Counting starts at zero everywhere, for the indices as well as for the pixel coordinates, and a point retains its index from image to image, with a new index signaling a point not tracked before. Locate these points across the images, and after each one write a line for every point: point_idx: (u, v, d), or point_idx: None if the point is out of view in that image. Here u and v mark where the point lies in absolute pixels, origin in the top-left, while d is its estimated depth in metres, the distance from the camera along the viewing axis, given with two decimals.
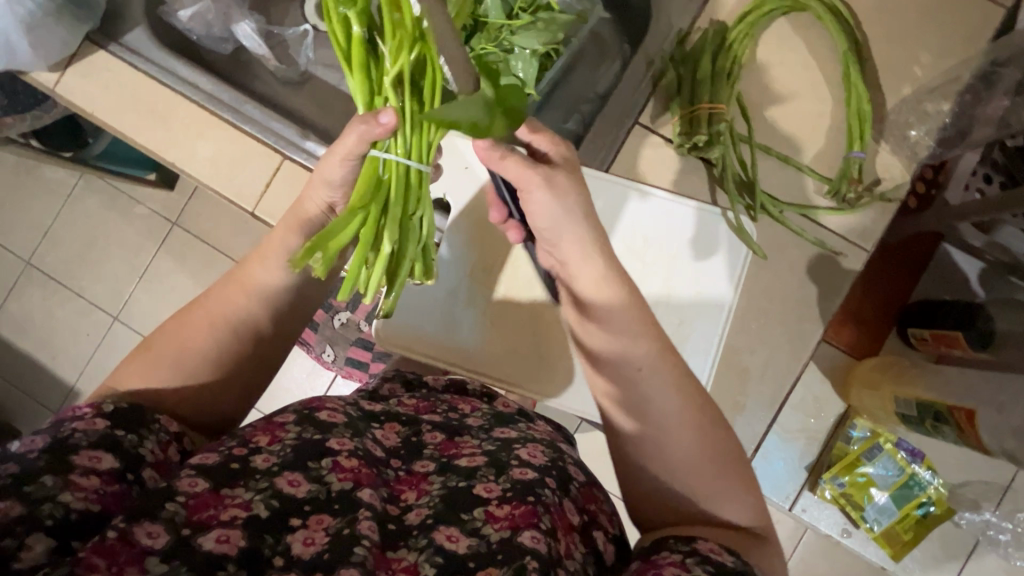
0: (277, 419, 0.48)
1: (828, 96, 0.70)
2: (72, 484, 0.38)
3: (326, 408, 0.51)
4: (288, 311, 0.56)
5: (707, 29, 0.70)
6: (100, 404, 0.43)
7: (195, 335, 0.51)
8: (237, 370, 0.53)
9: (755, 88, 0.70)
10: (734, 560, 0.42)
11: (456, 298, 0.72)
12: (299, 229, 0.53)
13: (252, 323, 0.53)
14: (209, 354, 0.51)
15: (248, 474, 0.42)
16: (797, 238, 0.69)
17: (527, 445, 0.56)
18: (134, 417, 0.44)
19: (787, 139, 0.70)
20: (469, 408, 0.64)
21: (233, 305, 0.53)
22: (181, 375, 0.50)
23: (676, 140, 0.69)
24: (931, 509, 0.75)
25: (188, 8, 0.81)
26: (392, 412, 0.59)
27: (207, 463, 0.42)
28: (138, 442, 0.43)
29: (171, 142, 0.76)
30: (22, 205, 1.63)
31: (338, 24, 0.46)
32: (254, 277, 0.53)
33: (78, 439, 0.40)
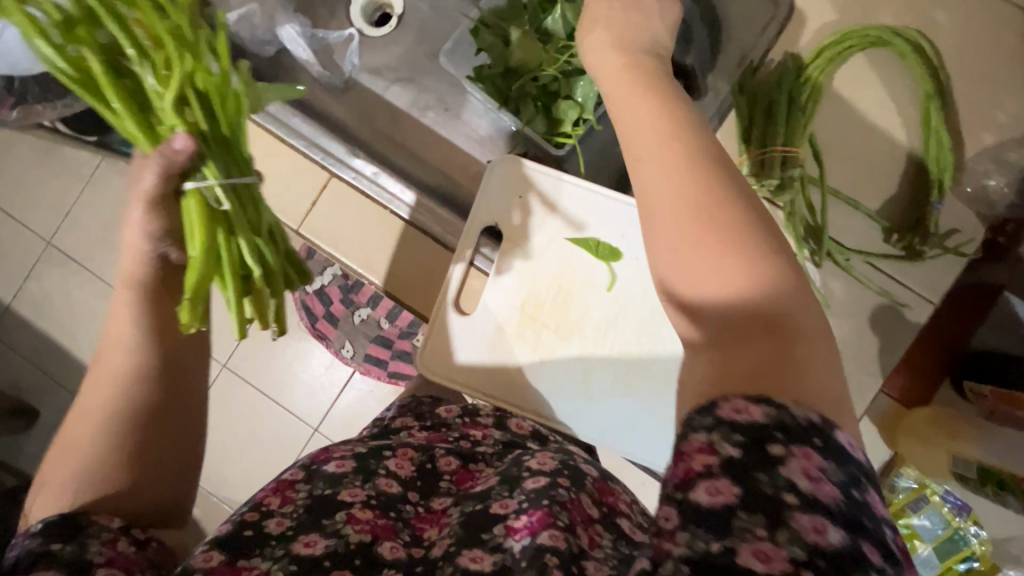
0: (286, 479, 0.51)
1: (906, 138, 0.66)
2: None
3: (334, 459, 0.55)
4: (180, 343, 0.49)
5: (782, 61, 0.67)
6: (29, 527, 0.40)
7: (84, 434, 0.45)
8: (146, 448, 0.46)
9: (827, 126, 0.67)
10: (768, 413, 0.31)
11: (501, 330, 0.71)
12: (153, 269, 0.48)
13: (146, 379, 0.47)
14: (109, 430, 0.45)
15: (265, 541, 0.45)
16: (862, 287, 0.67)
17: (537, 454, 0.58)
18: (62, 528, 0.39)
19: (858, 183, 0.67)
20: (482, 433, 0.67)
21: (105, 391, 0.46)
22: (88, 475, 0.43)
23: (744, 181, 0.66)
24: (974, 564, 0.74)
25: (234, 11, 0.79)
26: (402, 442, 0.62)
27: (222, 536, 0.45)
28: (81, 549, 0.39)
29: None
30: (43, 185, 1.61)
31: (66, 59, 0.42)
32: (108, 355, 0.47)
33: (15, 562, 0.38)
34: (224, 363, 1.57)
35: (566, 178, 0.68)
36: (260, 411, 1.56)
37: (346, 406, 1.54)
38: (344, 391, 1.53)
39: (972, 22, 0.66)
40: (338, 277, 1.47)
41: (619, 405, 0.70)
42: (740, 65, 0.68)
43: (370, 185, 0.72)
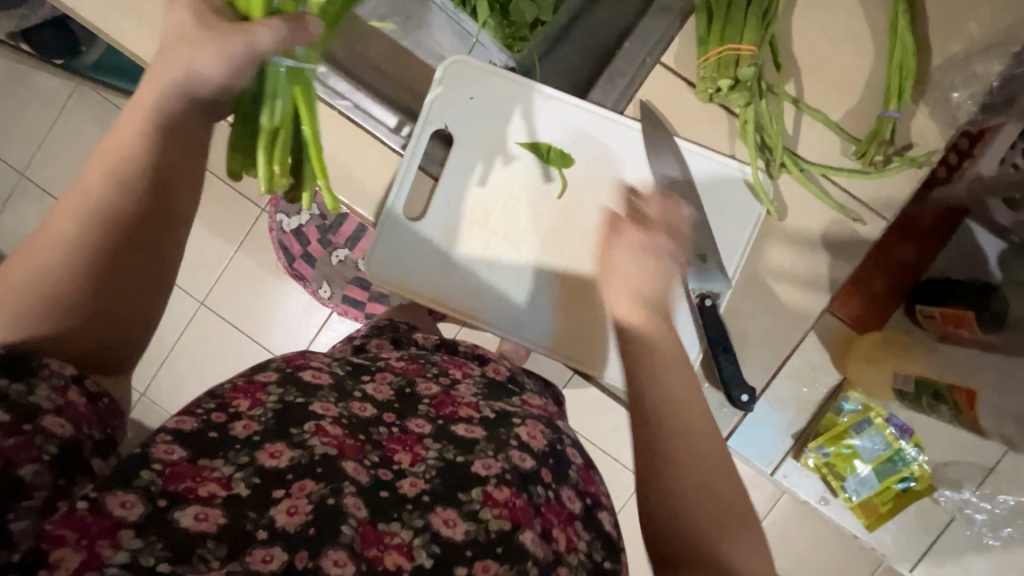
0: (258, 380, 0.51)
1: (870, 47, 0.64)
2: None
3: (310, 368, 0.54)
4: (160, 202, 0.45)
5: None
6: None
7: (53, 243, 0.42)
8: (106, 296, 0.44)
9: (792, 32, 0.65)
10: None
11: (449, 240, 0.69)
12: (149, 116, 0.44)
13: (107, 234, 0.43)
14: (72, 256, 0.42)
15: (230, 444, 0.45)
16: (817, 202, 0.66)
17: (527, 423, 0.59)
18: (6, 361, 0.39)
19: (819, 93, 0.65)
20: (460, 373, 0.63)
21: (88, 193, 0.43)
22: (29, 315, 0.41)
23: (699, 85, 0.64)
24: (911, 484, 0.78)
25: None
26: (383, 365, 0.60)
27: (186, 429, 0.45)
28: (28, 392, 0.39)
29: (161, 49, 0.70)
30: (14, 113, 1.57)
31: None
32: (122, 142, 0.44)
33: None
34: (201, 300, 1.55)
35: (555, 93, 0.66)
36: (239, 348, 1.56)
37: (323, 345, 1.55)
38: (321, 331, 1.54)
39: None
40: (315, 216, 1.46)
41: (572, 317, 0.70)
42: None
43: (353, 111, 0.65)
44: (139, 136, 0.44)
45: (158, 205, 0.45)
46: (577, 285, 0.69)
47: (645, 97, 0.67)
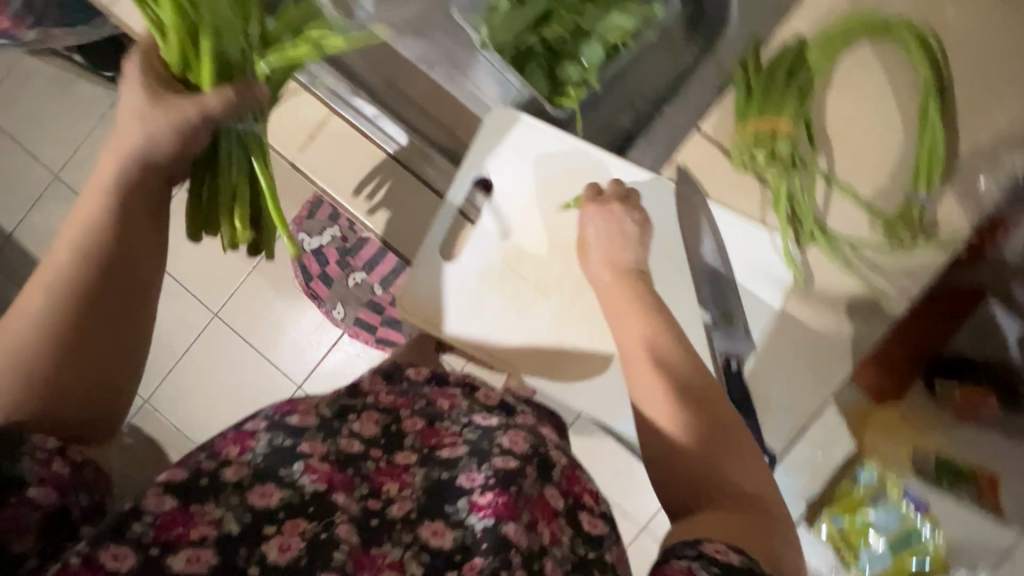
0: (246, 429, 0.52)
1: (901, 129, 0.67)
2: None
3: (297, 412, 0.55)
4: (126, 262, 0.46)
5: (787, 45, 0.68)
6: None
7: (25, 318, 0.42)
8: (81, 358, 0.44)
9: (826, 111, 0.68)
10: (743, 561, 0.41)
11: (479, 280, 0.72)
12: (112, 186, 0.46)
13: (79, 297, 0.44)
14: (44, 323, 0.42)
15: (219, 489, 0.46)
16: (843, 274, 0.68)
17: (509, 432, 0.61)
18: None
19: (850, 169, 0.67)
20: (448, 401, 0.67)
21: (54, 268, 0.44)
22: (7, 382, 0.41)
23: (735, 156, 0.67)
24: (927, 562, 0.76)
25: None
26: (370, 402, 0.63)
27: (176, 480, 0.45)
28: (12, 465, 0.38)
29: None
30: (55, 117, 1.63)
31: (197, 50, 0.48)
32: (83, 217, 0.46)
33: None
34: (215, 312, 1.56)
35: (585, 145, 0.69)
36: (247, 363, 1.57)
37: (331, 366, 1.54)
38: (330, 352, 1.53)
39: (982, 18, 0.65)
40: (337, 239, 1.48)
41: (594, 367, 0.72)
42: (746, 45, 0.69)
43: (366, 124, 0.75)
44: (98, 207, 0.46)
45: (124, 267, 0.46)
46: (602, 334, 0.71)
47: (681, 160, 0.70)
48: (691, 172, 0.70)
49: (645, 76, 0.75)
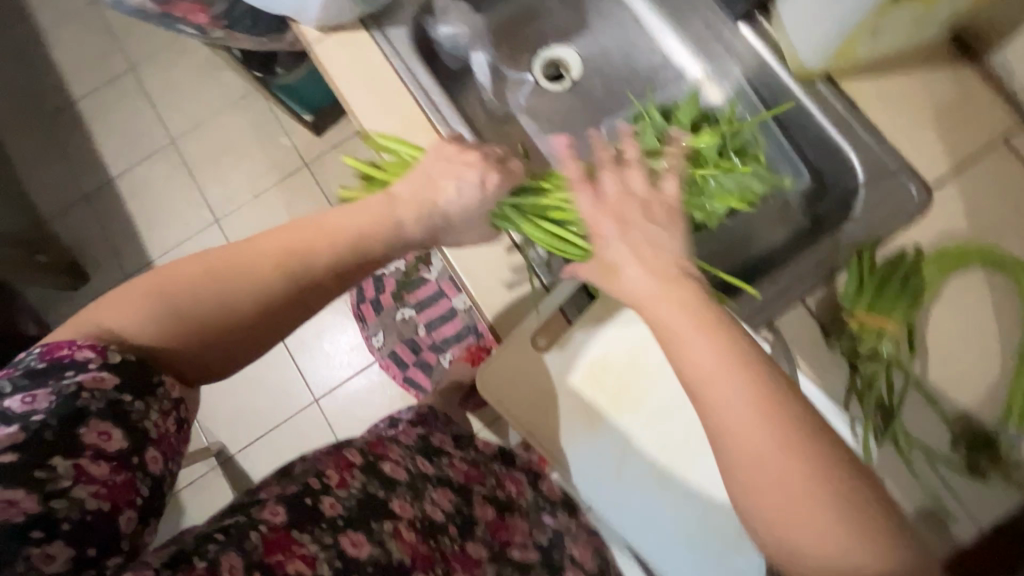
0: (345, 463, 0.59)
1: (1000, 362, 0.68)
2: (83, 474, 0.47)
3: (389, 463, 0.64)
4: (329, 283, 0.58)
5: (906, 250, 0.72)
6: (105, 352, 0.49)
7: (232, 279, 0.54)
8: (260, 320, 0.55)
9: (929, 323, 0.70)
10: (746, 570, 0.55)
11: (562, 376, 0.77)
12: (356, 235, 0.58)
13: (291, 290, 0.56)
14: (258, 292, 0.54)
15: (320, 519, 0.51)
16: (916, 483, 0.68)
17: (523, 552, 0.79)
18: (129, 367, 0.50)
19: (944, 384, 0.69)
20: (510, 488, 0.86)
21: (293, 245, 0.56)
22: (190, 323, 0.53)
23: (833, 339, 0.71)
24: None
25: (449, 28, 0.90)
26: (447, 478, 0.73)
27: (285, 496, 0.50)
28: (144, 414, 0.51)
29: (384, 126, 0.81)
30: (192, 92, 1.79)
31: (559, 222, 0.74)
32: (322, 229, 0.58)
33: (87, 404, 0.48)
34: None
35: None
36: (274, 365, 1.57)
37: (351, 390, 1.56)
38: (355, 376, 1.56)
39: None
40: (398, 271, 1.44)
41: (639, 499, 0.76)
42: (864, 239, 0.74)
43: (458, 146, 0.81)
44: (332, 247, 0.57)
45: (326, 282, 0.58)
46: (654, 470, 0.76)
47: (780, 325, 0.72)
48: (787, 338, 0.72)
49: (757, 227, 0.87)
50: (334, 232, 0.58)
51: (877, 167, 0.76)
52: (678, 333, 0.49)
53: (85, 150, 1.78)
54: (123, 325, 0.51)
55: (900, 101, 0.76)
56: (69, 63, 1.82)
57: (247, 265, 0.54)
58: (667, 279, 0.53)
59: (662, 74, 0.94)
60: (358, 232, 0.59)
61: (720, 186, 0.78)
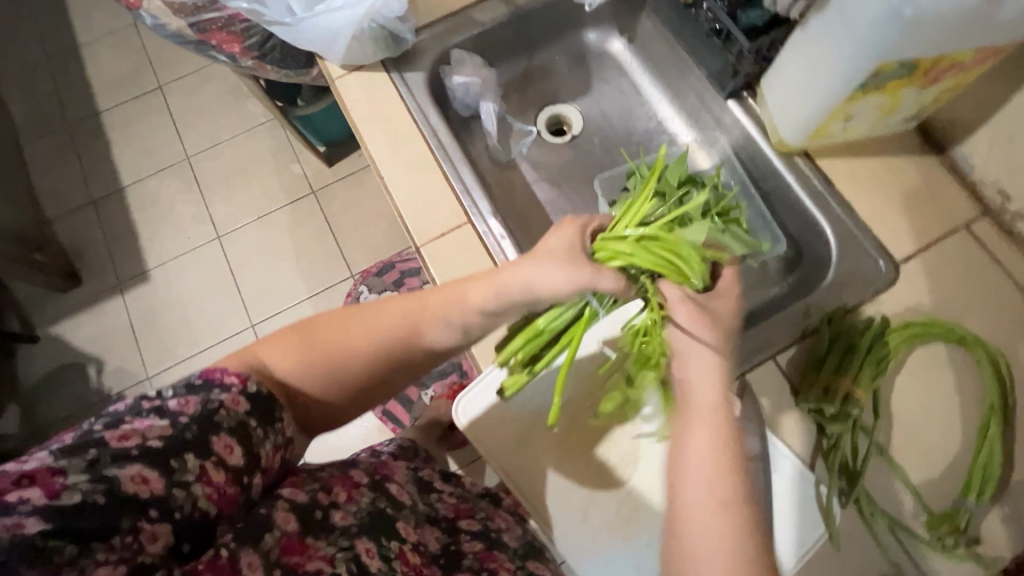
0: (354, 479, 0.60)
1: (960, 434, 0.71)
2: (204, 475, 0.47)
3: (394, 487, 0.65)
4: (434, 356, 0.67)
5: (872, 317, 0.75)
6: (246, 383, 0.53)
7: (363, 342, 0.62)
8: (376, 379, 0.64)
9: (893, 389, 0.73)
10: None
11: (541, 414, 0.78)
12: (466, 310, 0.66)
13: (404, 361, 0.64)
14: (377, 357, 0.63)
15: (331, 528, 0.52)
16: (877, 549, 0.68)
17: None
18: (263, 405, 0.54)
19: (906, 451, 0.71)
20: (502, 520, 0.80)
21: (416, 321, 0.64)
22: (325, 377, 0.61)
23: (802, 397, 0.72)
24: None
25: (463, 77, 0.95)
26: (434, 517, 0.72)
27: (300, 504, 0.52)
28: (262, 439, 0.53)
29: (392, 160, 0.87)
30: (214, 115, 1.87)
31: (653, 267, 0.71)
32: (437, 311, 0.65)
33: (223, 418, 0.50)
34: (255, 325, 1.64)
35: None
36: None
37: None
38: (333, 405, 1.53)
39: None
40: None
41: (610, 542, 0.75)
42: (835, 303, 0.77)
43: (461, 189, 0.86)
44: (444, 320, 0.65)
45: (430, 357, 0.67)
46: (622, 513, 0.76)
47: (752, 379, 0.74)
48: (757, 392, 0.74)
49: (738, 287, 0.89)
50: (453, 301, 0.65)
51: (849, 240, 0.80)
52: (697, 467, 0.56)
53: (102, 159, 1.84)
54: (275, 367, 0.59)
55: (872, 182, 0.82)
56: (102, 78, 1.91)
57: (380, 333, 0.63)
58: (723, 424, 0.59)
59: (654, 136, 1.01)
60: (461, 307, 0.66)
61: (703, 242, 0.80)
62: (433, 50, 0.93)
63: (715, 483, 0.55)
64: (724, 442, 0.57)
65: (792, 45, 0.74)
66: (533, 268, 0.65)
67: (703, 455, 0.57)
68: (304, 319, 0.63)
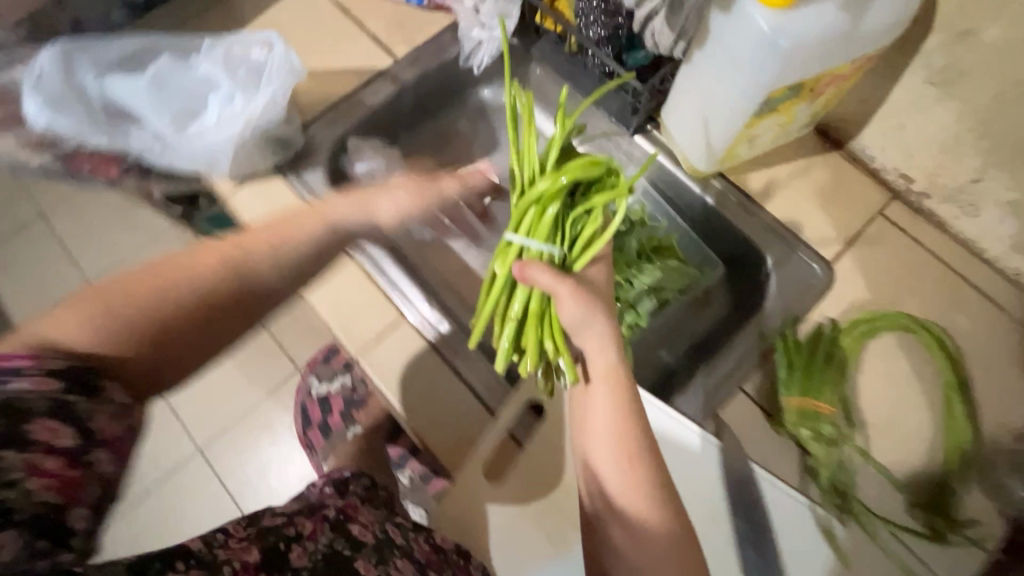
0: (319, 516, 0.55)
1: (930, 420, 0.72)
2: (36, 470, 0.38)
3: (358, 525, 0.56)
4: (266, 301, 0.54)
5: (821, 323, 0.76)
6: (43, 362, 0.41)
7: (181, 283, 0.50)
8: (206, 321, 0.51)
9: (859, 390, 0.73)
10: None
11: (518, 506, 0.71)
12: (308, 242, 0.57)
13: (247, 306, 0.53)
14: (191, 300, 0.50)
15: (283, 567, 0.47)
16: (886, 558, 0.67)
17: None
18: (79, 378, 0.43)
19: (885, 449, 0.71)
20: None
21: (255, 250, 0.54)
22: (122, 335, 0.47)
23: (778, 422, 0.72)
24: None
25: (365, 163, 0.90)
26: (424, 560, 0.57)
27: (266, 546, 0.48)
28: (89, 411, 0.42)
29: (306, 269, 0.81)
30: (108, 230, 1.72)
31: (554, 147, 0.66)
32: (289, 227, 0.56)
33: (31, 402, 0.39)
34: None
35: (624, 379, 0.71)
36: None
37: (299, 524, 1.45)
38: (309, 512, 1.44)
39: (989, 333, 0.76)
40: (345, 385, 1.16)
41: None
42: (784, 317, 0.77)
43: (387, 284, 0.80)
44: (301, 237, 0.56)
45: (253, 308, 0.53)
46: None
47: (724, 413, 0.73)
48: (733, 427, 0.73)
49: (686, 319, 0.85)
50: (285, 236, 0.55)
51: (778, 253, 0.81)
52: (587, 421, 0.60)
53: None
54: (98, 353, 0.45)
55: (787, 189, 0.84)
56: None
57: (265, 269, 0.53)
58: (622, 379, 0.59)
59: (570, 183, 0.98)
60: (293, 227, 0.57)
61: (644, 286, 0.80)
62: (327, 141, 0.88)
63: (623, 431, 0.57)
64: (627, 401, 0.58)
65: (679, 93, 0.76)
66: (387, 199, 0.64)
67: (602, 412, 0.58)
68: (92, 284, 0.50)
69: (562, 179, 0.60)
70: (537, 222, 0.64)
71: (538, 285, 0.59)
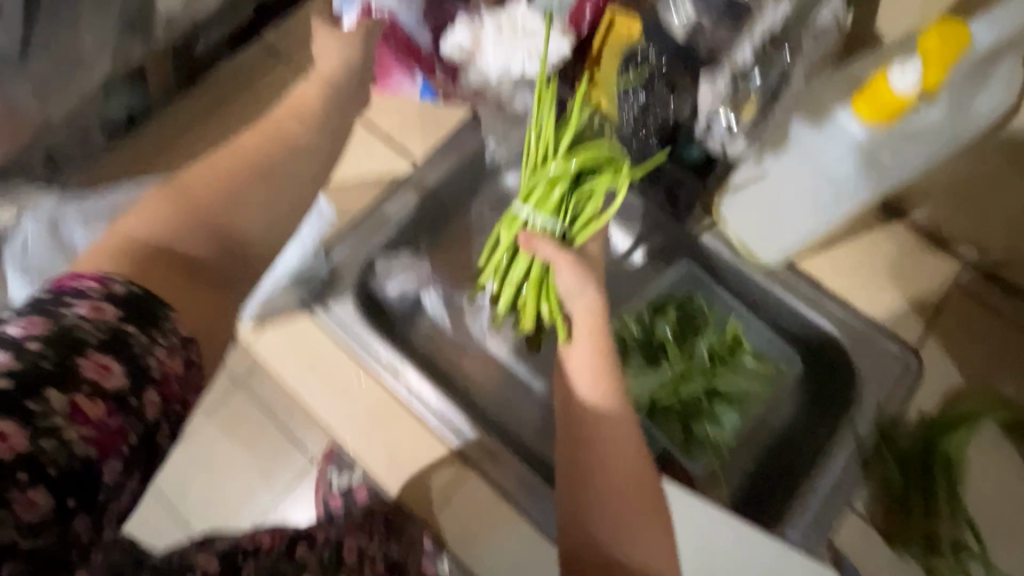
0: None
1: None
2: (78, 412, 0.37)
3: None
4: (287, 215, 0.57)
5: (919, 423, 0.71)
6: (109, 284, 0.42)
7: (192, 206, 0.53)
8: (224, 255, 0.53)
9: (975, 496, 0.68)
10: None
11: None
12: (256, 155, 0.57)
13: (227, 218, 0.54)
14: (197, 250, 0.52)
15: None
16: None
17: None
18: (136, 310, 0.42)
19: (1007, 557, 0.66)
20: None
21: (213, 184, 0.55)
22: (150, 254, 0.49)
23: (904, 548, 0.67)
24: None
25: (395, 285, 0.84)
26: None
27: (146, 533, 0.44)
28: (146, 348, 0.40)
29: (354, 422, 0.75)
30: None
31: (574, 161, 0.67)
32: (266, 155, 0.57)
33: (82, 338, 0.38)
34: None
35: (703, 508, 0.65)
36: None
37: None
38: None
39: None
40: None
41: None
42: (879, 418, 0.71)
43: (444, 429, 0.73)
44: (292, 138, 0.59)
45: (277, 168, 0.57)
46: None
47: (838, 541, 0.67)
48: (852, 557, 0.68)
49: (763, 413, 0.78)
50: (271, 168, 0.56)
51: (864, 342, 0.74)
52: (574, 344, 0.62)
53: None
54: (191, 254, 0.51)
55: (855, 270, 0.79)
56: None
57: (307, 186, 0.58)
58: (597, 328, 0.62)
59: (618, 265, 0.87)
60: (274, 172, 0.57)
61: (723, 395, 0.75)
62: (353, 265, 0.80)
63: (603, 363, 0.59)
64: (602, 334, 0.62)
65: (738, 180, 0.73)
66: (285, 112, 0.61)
67: (585, 357, 0.59)
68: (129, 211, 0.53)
69: (572, 165, 0.67)
70: (547, 197, 0.70)
71: (539, 253, 0.67)
